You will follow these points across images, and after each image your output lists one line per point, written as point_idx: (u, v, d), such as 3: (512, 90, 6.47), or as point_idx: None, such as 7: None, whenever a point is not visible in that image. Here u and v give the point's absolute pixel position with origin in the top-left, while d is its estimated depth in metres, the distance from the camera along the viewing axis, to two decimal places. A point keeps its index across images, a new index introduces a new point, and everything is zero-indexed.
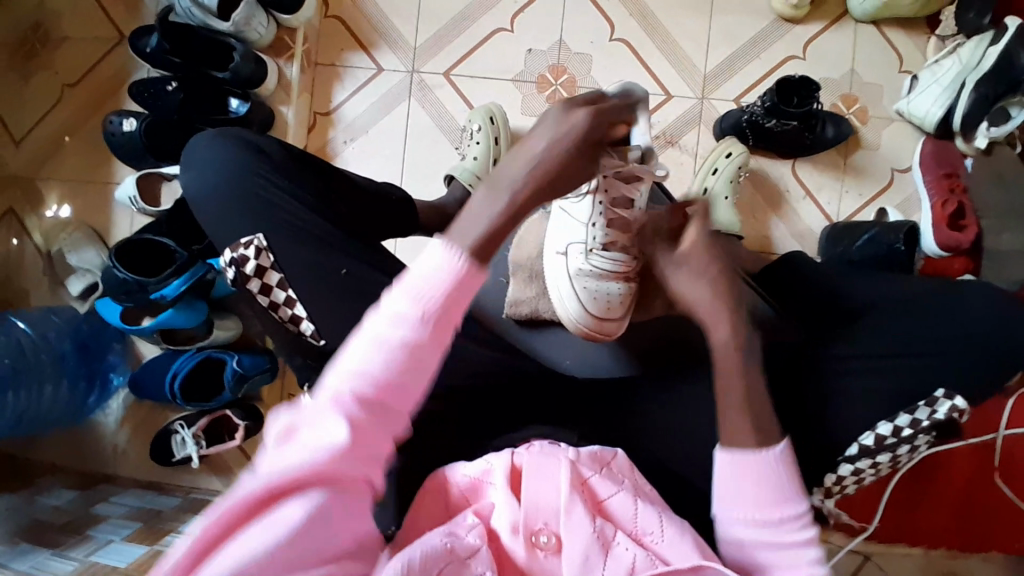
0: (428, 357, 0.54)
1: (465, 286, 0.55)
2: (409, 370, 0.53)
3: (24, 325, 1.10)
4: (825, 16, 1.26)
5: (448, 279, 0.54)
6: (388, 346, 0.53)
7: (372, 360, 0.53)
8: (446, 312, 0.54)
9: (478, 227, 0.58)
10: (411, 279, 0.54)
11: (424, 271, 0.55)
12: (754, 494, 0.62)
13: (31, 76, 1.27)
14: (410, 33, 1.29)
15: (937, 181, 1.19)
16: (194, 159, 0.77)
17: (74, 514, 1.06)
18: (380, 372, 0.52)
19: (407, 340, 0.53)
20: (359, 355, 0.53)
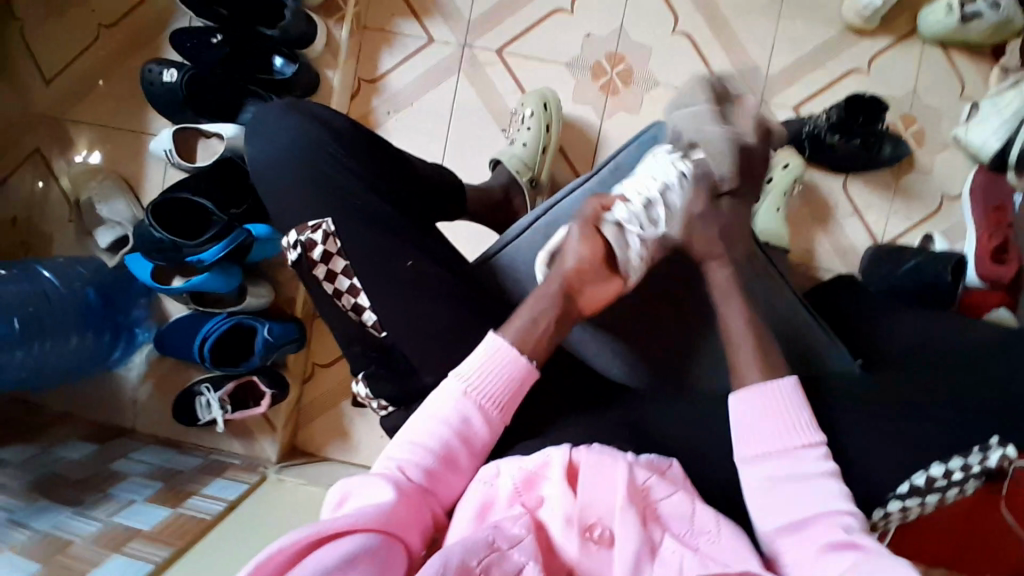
0: (475, 444, 0.67)
1: (515, 381, 0.69)
2: (456, 451, 0.66)
3: (48, 273, 1.05)
4: (895, 30, 1.21)
5: (500, 366, 0.69)
6: (448, 418, 0.67)
7: (432, 427, 0.66)
8: (497, 398, 0.68)
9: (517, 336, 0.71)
10: (467, 366, 0.69)
11: (479, 362, 0.69)
12: (771, 430, 0.67)
13: (65, 12, 1.21)
14: (465, 5, 1.24)
15: (985, 214, 1.14)
16: (264, 126, 0.77)
17: (93, 469, 1.03)
18: (436, 444, 0.66)
19: (462, 415, 0.67)
20: (419, 427, 0.67)
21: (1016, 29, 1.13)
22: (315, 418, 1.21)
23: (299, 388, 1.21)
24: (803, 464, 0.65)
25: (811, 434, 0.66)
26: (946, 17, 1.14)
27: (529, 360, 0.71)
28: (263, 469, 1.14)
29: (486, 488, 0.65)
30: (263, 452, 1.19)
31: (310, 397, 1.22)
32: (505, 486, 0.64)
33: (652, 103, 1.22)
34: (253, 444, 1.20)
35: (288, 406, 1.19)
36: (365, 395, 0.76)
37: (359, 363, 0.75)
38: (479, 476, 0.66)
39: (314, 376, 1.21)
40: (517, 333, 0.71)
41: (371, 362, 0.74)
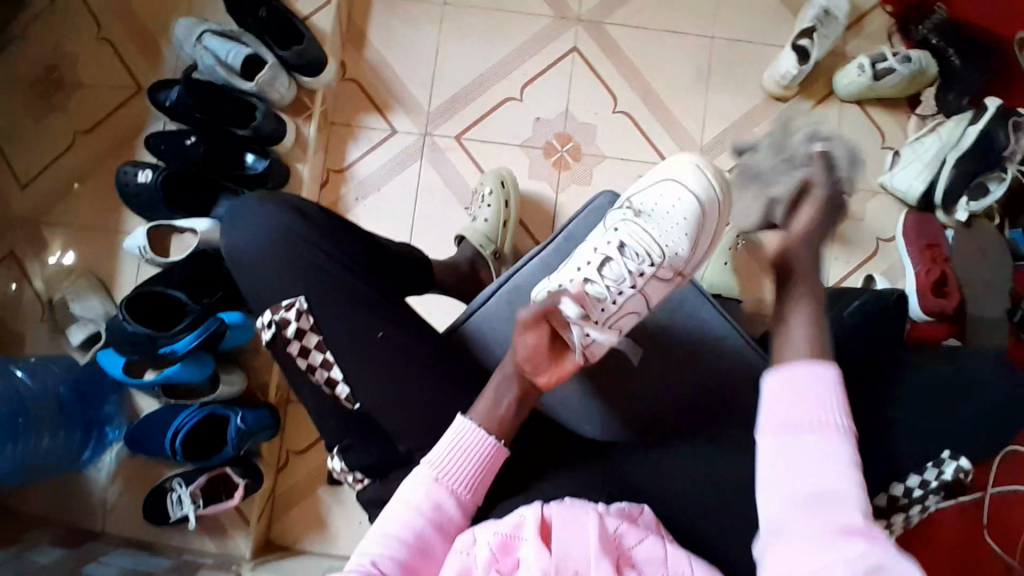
0: (448, 528, 0.70)
1: (484, 460, 0.72)
2: (429, 540, 0.68)
3: (21, 372, 1.06)
4: (813, 96, 1.36)
5: (468, 449, 0.72)
6: (420, 506, 0.69)
7: (404, 517, 0.68)
8: (466, 483, 0.71)
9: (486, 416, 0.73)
10: (435, 452, 0.72)
11: (448, 446, 0.72)
12: (797, 397, 0.65)
13: (44, 123, 1.28)
14: (424, 98, 1.35)
15: (919, 252, 1.25)
16: (241, 221, 0.81)
17: (63, 571, 0.98)
18: (409, 534, 0.67)
19: (435, 500, 0.69)
20: (390, 520, 0.68)
21: (929, 77, 1.29)
22: (293, 505, 1.20)
23: (274, 476, 1.20)
24: (822, 446, 0.62)
25: (827, 418, 0.64)
26: (859, 76, 1.28)
27: (496, 438, 0.73)
28: (236, 568, 1.10)
29: (464, 558, 0.66)
30: (238, 548, 1.15)
31: (286, 485, 1.21)
32: (481, 553, 0.65)
33: (600, 174, 1.32)
34: (226, 540, 1.16)
35: (263, 495, 1.17)
36: (339, 471, 0.78)
37: (334, 435, 0.77)
38: (456, 545, 0.67)
39: (289, 464, 1.21)
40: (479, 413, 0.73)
41: (347, 434, 0.76)
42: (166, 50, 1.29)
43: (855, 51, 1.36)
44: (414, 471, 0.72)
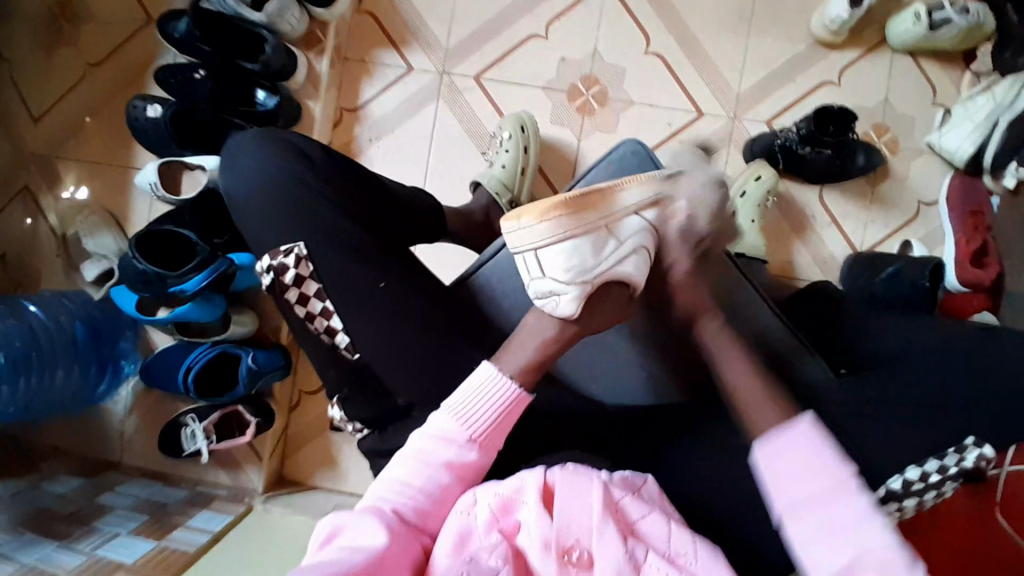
0: (466, 475, 0.67)
1: (511, 411, 0.69)
2: (448, 488, 0.65)
3: (35, 310, 1.06)
4: (863, 43, 1.25)
5: (492, 400, 0.68)
6: (441, 459, 0.65)
7: (422, 467, 0.65)
8: (488, 431, 0.67)
9: (525, 347, 0.71)
10: (456, 397, 0.68)
11: (473, 392, 0.68)
12: (800, 476, 0.60)
13: (53, 49, 1.25)
14: (443, 34, 1.27)
15: (962, 219, 1.18)
16: (239, 160, 0.77)
17: (80, 503, 1.02)
18: (426, 485, 0.65)
19: (458, 454, 0.66)
20: (407, 465, 0.66)
21: (985, 33, 1.18)
22: (304, 444, 1.22)
23: (286, 415, 1.22)
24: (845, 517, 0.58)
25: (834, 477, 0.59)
26: (913, 25, 1.17)
27: (523, 389, 0.69)
28: (248, 500, 1.12)
29: (463, 519, 0.63)
30: (250, 482, 1.17)
31: (298, 426, 1.22)
32: (481, 514, 0.63)
33: (627, 122, 1.25)
34: (236, 478, 1.18)
35: (275, 433, 1.18)
36: (341, 418, 0.78)
37: (334, 388, 0.75)
38: (456, 506, 0.64)
39: (300, 405, 1.22)
40: (522, 361, 0.70)
41: (345, 387, 0.74)
42: None
43: None
44: (435, 412, 0.69)
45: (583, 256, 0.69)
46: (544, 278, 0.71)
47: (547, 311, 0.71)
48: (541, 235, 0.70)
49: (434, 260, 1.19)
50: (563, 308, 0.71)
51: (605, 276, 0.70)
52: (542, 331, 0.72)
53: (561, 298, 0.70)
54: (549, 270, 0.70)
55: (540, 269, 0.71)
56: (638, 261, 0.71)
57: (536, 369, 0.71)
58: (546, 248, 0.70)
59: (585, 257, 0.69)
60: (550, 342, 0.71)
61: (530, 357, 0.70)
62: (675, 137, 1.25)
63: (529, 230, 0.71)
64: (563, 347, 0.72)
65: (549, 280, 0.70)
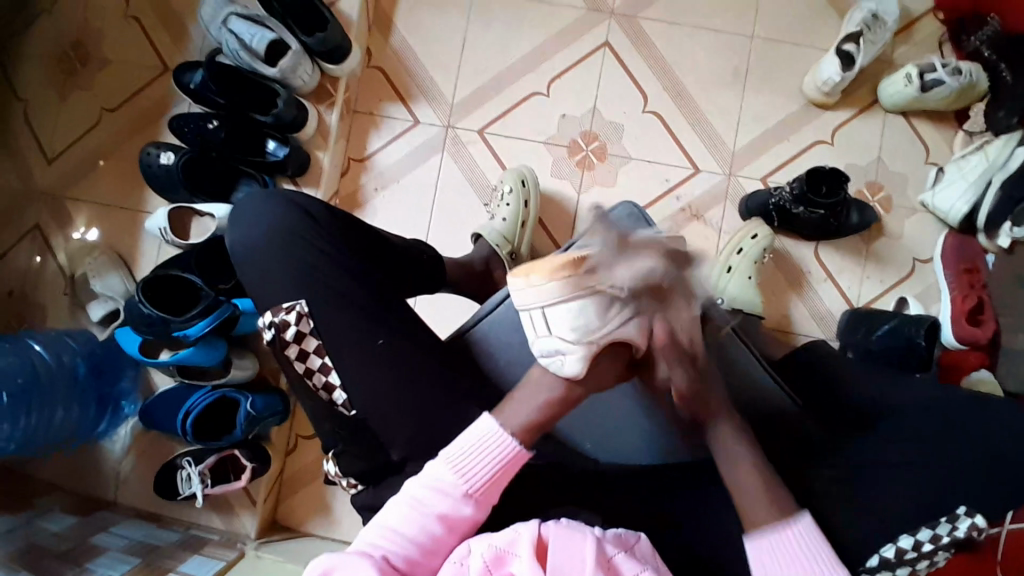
0: (459, 528, 0.67)
1: (510, 466, 0.69)
2: (440, 541, 0.66)
3: (39, 347, 1.08)
4: (856, 103, 1.29)
5: (492, 453, 0.68)
6: (434, 509, 0.66)
7: (414, 515, 0.66)
8: (484, 486, 0.68)
9: (527, 403, 0.71)
10: (456, 449, 0.69)
11: (472, 445, 0.68)
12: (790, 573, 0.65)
13: (75, 97, 1.30)
14: (449, 89, 1.32)
15: (958, 276, 1.19)
16: (244, 213, 0.80)
17: (74, 540, 1.02)
18: (418, 534, 0.65)
19: (452, 506, 0.66)
20: (401, 513, 0.66)
21: (979, 92, 1.21)
22: (298, 490, 1.22)
23: (282, 460, 1.22)
24: None
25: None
26: (905, 86, 1.21)
27: (523, 446, 0.70)
28: (241, 545, 1.12)
29: (457, 570, 0.63)
30: (243, 528, 1.17)
31: (292, 470, 1.23)
32: (475, 563, 0.62)
33: (626, 176, 1.28)
34: (231, 522, 1.18)
35: (270, 479, 1.19)
36: (334, 473, 0.77)
37: (328, 440, 0.76)
38: (451, 555, 0.64)
39: (297, 449, 1.23)
40: (524, 418, 0.70)
41: (339, 440, 0.75)
42: (195, 29, 1.29)
43: (904, 58, 1.29)
44: (432, 462, 0.70)
45: (587, 318, 0.68)
46: (549, 337, 0.70)
47: (551, 369, 0.71)
48: (545, 296, 0.69)
49: (435, 308, 1.21)
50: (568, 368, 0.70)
51: (608, 339, 0.69)
52: (544, 388, 0.71)
53: (566, 360, 0.70)
54: (552, 331, 0.69)
55: (545, 328, 0.70)
56: (640, 323, 0.69)
57: (536, 428, 0.71)
58: (548, 309, 0.69)
59: (590, 320, 0.68)
60: (553, 400, 0.71)
61: (528, 417, 0.70)
62: (672, 191, 1.28)
63: (531, 291, 0.70)
64: (566, 405, 0.72)
65: (551, 341, 0.70)
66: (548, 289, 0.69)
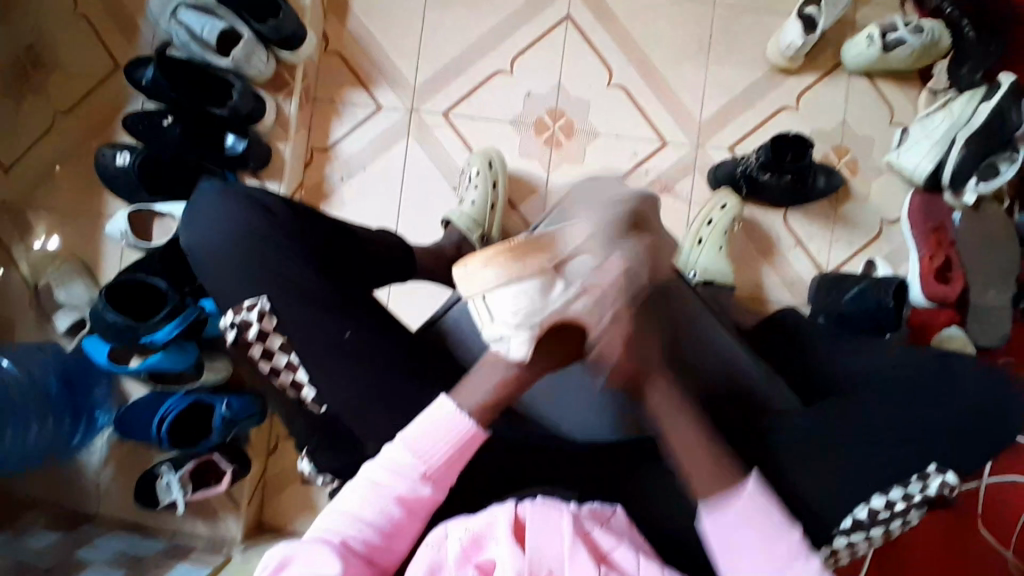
0: (420, 509, 0.66)
1: (466, 446, 0.68)
2: (398, 523, 0.65)
3: (7, 363, 1.06)
4: (820, 68, 1.28)
5: (448, 434, 0.67)
6: (391, 490, 0.65)
7: (372, 498, 0.65)
8: (442, 468, 0.67)
9: (483, 388, 0.70)
10: (412, 430, 0.67)
11: (427, 427, 0.67)
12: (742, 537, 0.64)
13: (21, 100, 1.25)
14: (411, 72, 1.30)
15: (925, 235, 1.21)
16: (199, 213, 0.77)
17: (58, 556, 1.00)
18: (377, 517, 0.64)
19: (410, 488, 0.66)
20: (359, 497, 0.65)
21: (942, 49, 1.21)
22: (284, 488, 1.22)
23: (264, 459, 1.22)
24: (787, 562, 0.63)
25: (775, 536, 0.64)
26: (868, 47, 1.21)
27: (479, 426, 0.69)
28: (227, 551, 1.12)
29: (433, 553, 0.63)
30: (229, 531, 1.17)
31: (276, 469, 1.22)
32: (452, 549, 0.63)
33: (595, 153, 1.28)
34: (217, 522, 1.18)
35: (253, 478, 1.18)
36: (310, 472, 0.78)
37: (303, 437, 0.76)
38: (426, 540, 0.65)
39: (279, 447, 1.23)
40: (479, 399, 0.69)
41: (314, 436, 0.75)
42: (142, 23, 1.25)
43: (866, 20, 1.29)
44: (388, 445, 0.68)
45: (531, 300, 0.66)
46: (494, 322, 0.68)
47: (500, 354, 0.70)
48: (487, 281, 0.66)
49: (409, 296, 1.20)
50: (514, 352, 0.69)
51: (553, 319, 0.68)
52: (500, 373, 0.70)
53: (511, 343, 0.69)
54: (498, 317, 0.68)
55: (491, 315, 0.68)
56: (587, 302, 0.68)
57: (494, 412, 0.70)
58: (491, 292, 0.67)
59: (534, 301, 0.66)
60: (509, 384, 0.70)
61: (479, 401, 0.69)
62: (640, 166, 1.27)
63: (476, 275, 0.67)
64: (518, 388, 0.72)
65: (496, 326, 0.68)
66: (491, 274, 0.66)
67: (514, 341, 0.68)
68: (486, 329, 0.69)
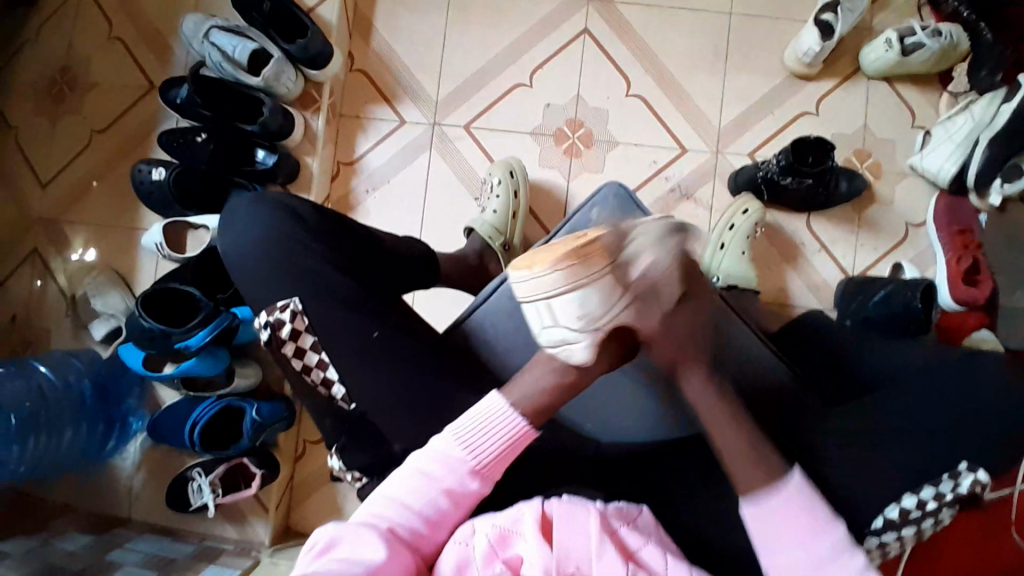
0: (464, 502, 0.68)
1: (517, 444, 0.70)
2: (444, 513, 0.66)
3: (44, 369, 1.10)
4: (839, 73, 1.29)
5: (500, 430, 0.69)
6: (440, 482, 0.67)
7: (421, 487, 0.66)
8: (492, 463, 0.68)
9: (534, 389, 0.71)
10: (464, 423, 0.69)
11: (481, 421, 0.69)
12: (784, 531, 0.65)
13: (62, 120, 1.31)
14: (433, 87, 1.33)
15: (951, 238, 1.19)
16: (235, 219, 0.81)
17: (91, 559, 1.02)
18: (424, 506, 0.66)
19: (458, 481, 0.67)
20: (408, 485, 0.66)
21: (961, 52, 1.21)
22: (311, 493, 1.23)
23: (291, 466, 1.23)
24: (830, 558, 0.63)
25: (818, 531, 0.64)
26: (886, 52, 1.22)
27: (531, 424, 0.70)
28: (256, 554, 1.13)
29: (461, 549, 0.64)
30: (256, 535, 1.18)
31: (303, 474, 1.24)
32: (479, 545, 0.63)
33: (614, 161, 1.29)
34: (246, 530, 1.19)
35: (280, 484, 1.20)
36: (340, 469, 0.78)
37: (332, 436, 0.77)
38: (454, 536, 0.65)
39: (306, 454, 1.24)
40: (531, 397, 0.70)
41: (342, 435, 0.76)
42: (177, 45, 1.31)
43: (883, 25, 1.29)
44: (436, 437, 0.69)
45: (589, 306, 0.69)
46: (556, 327, 0.71)
47: (559, 361, 0.72)
48: (549, 286, 0.69)
49: (432, 305, 1.22)
50: (575, 356, 0.71)
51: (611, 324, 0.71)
52: (555, 374, 0.72)
53: (573, 348, 0.71)
54: (561, 323, 0.70)
55: (553, 321, 0.71)
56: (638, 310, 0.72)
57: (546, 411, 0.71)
58: (552, 296, 0.69)
59: (592, 306, 0.69)
60: (562, 386, 0.72)
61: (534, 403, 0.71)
62: (660, 172, 1.28)
63: (537, 280, 0.70)
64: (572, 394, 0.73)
65: (557, 329, 0.71)
66: (554, 278, 0.69)
67: (575, 346, 0.71)
68: (545, 336, 0.72)
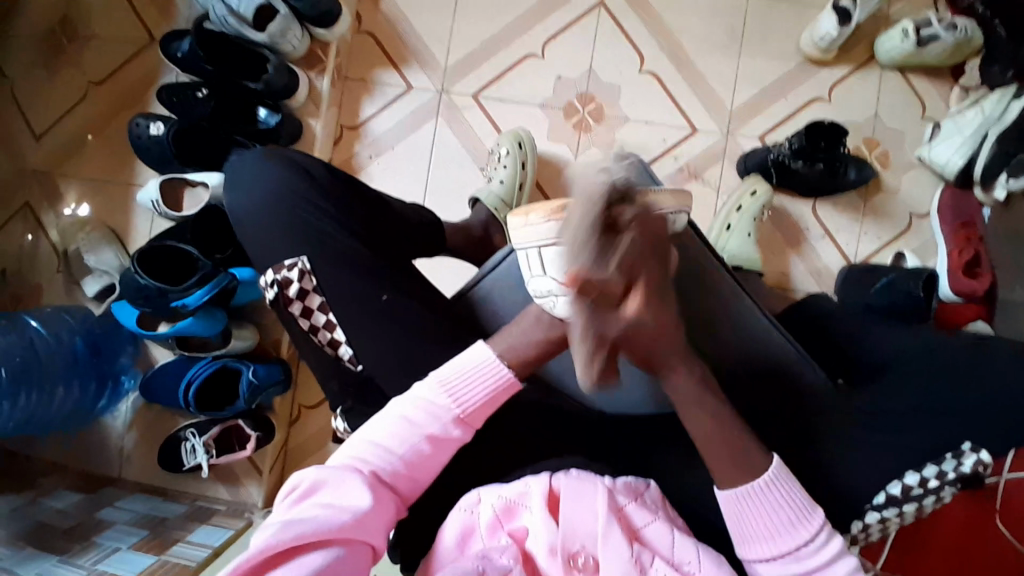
0: (448, 449, 0.66)
1: (498, 393, 0.67)
2: (426, 457, 0.65)
3: (35, 324, 1.07)
4: (853, 60, 1.28)
5: (483, 377, 0.67)
6: (422, 427, 0.65)
7: (403, 431, 0.65)
8: (474, 411, 0.66)
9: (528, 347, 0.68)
10: (449, 370, 0.67)
11: (466, 369, 0.67)
12: (755, 518, 0.65)
13: (56, 70, 1.27)
14: (442, 54, 1.30)
15: (953, 231, 1.19)
16: (242, 173, 0.79)
17: (80, 517, 1.01)
18: (405, 451, 0.64)
19: (441, 428, 0.65)
20: (388, 428, 0.65)
21: (975, 45, 1.21)
22: (300, 462, 1.21)
23: (286, 430, 1.21)
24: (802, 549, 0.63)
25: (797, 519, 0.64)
26: (902, 41, 1.20)
27: (516, 376, 0.68)
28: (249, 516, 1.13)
29: (466, 517, 0.64)
30: (250, 497, 1.17)
31: (297, 440, 1.22)
32: (484, 515, 0.63)
33: (622, 139, 1.27)
34: (238, 493, 1.18)
35: (274, 449, 1.18)
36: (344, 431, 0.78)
37: (336, 397, 0.76)
38: (460, 504, 0.65)
39: (300, 418, 1.22)
40: (520, 353, 0.67)
41: (348, 396, 0.75)
42: None
43: (900, 14, 1.28)
44: (420, 382, 0.67)
45: (582, 269, 0.62)
46: (544, 278, 0.64)
47: (543, 312, 0.65)
48: (548, 232, 0.60)
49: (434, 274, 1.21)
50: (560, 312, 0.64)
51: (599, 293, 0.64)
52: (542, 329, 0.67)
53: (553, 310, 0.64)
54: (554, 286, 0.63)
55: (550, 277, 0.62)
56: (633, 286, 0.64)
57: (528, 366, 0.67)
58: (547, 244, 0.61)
59: (584, 270, 0.62)
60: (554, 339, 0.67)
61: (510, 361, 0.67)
62: (670, 152, 1.27)
63: (540, 226, 0.62)
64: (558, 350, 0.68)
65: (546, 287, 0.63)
66: (560, 224, 0.60)
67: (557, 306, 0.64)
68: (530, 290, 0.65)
